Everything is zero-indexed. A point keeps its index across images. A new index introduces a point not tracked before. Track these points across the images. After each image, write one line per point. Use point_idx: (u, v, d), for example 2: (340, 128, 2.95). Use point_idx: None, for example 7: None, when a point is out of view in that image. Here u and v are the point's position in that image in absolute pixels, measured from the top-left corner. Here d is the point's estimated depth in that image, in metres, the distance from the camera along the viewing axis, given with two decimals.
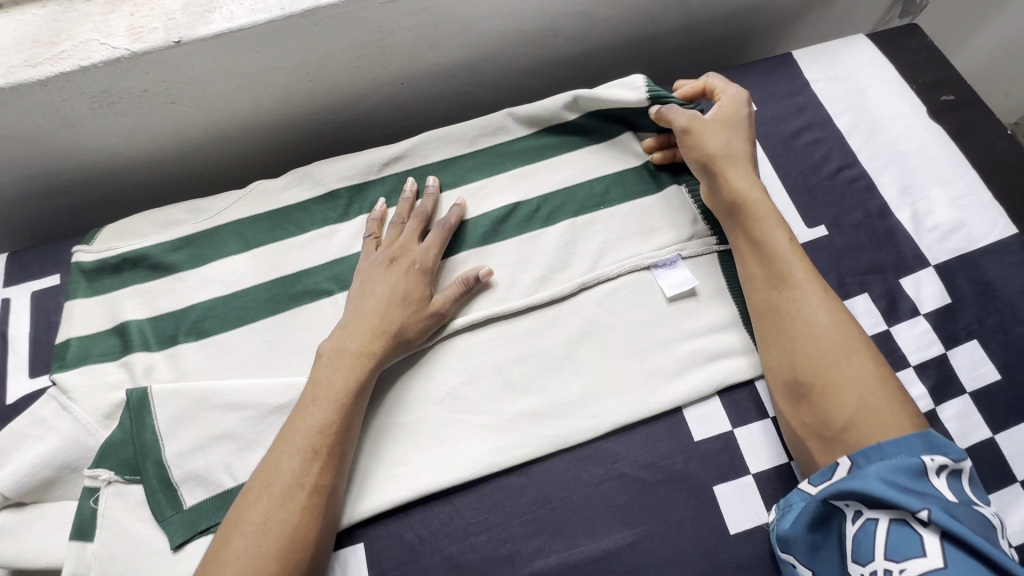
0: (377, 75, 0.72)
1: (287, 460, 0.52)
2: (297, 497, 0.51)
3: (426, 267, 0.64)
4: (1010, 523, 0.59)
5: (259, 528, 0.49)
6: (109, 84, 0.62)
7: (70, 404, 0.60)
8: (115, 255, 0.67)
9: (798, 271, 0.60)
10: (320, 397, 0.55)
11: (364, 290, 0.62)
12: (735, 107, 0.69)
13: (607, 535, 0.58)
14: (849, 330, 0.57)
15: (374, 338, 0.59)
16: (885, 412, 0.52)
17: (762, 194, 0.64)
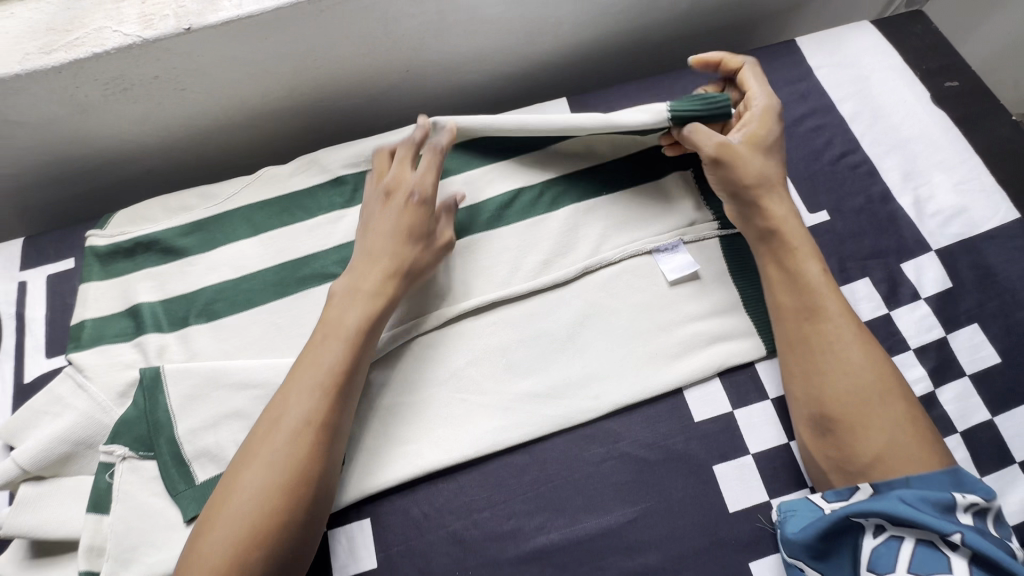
0: (383, 63, 0.73)
1: (296, 396, 0.53)
2: (305, 435, 0.52)
3: (425, 199, 0.63)
4: (1008, 503, 0.60)
5: (268, 459, 0.51)
6: (122, 71, 0.64)
7: (85, 383, 0.61)
8: (127, 240, 0.69)
9: (831, 304, 0.59)
10: (329, 335, 0.57)
11: (366, 229, 0.63)
12: (765, 128, 0.66)
13: (608, 513, 0.59)
14: (881, 368, 0.57)
15: (381, 278, 0.60)
16: (913, 450, 0.53)
17: (796, 225, 0.63)
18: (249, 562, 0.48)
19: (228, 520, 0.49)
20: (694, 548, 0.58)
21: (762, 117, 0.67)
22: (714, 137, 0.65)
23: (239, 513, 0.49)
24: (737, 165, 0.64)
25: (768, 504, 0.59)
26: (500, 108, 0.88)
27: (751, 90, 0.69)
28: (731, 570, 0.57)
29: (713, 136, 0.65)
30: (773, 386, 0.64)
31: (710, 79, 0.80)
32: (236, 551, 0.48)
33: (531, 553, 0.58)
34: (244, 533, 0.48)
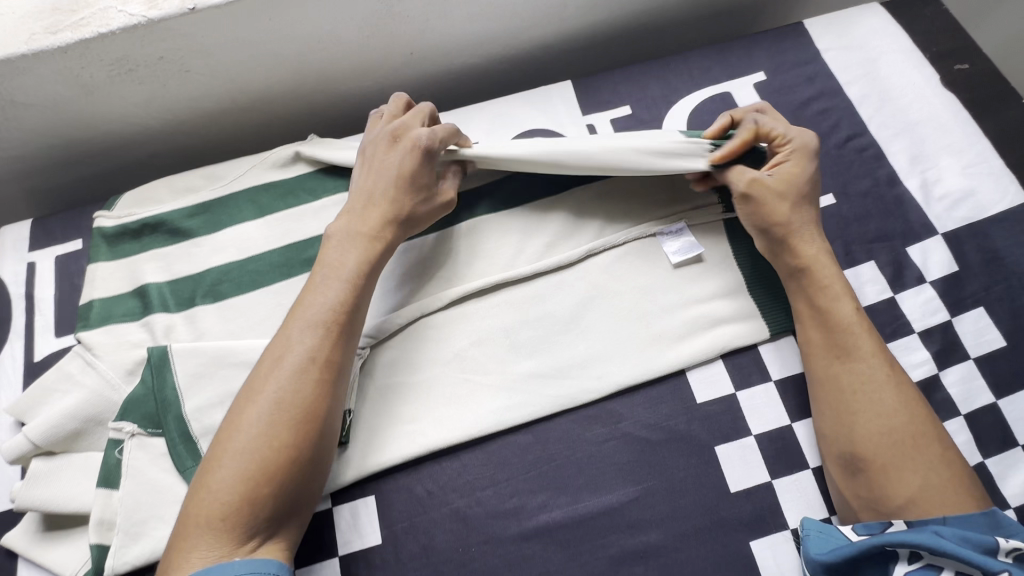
0: (388, 46, 0.73)
1: (298, 334, 0.54)
2: (309, 372, 0.53)
3: (430, 148, 0.62)
4: (1010, 485, 0.60)
5: (272, 396, 0.51)
6: (127, 51, 0.64)
7: (94, 360, 0.62)
8: (134, 221, 0.69)
9: (864, 343, 0.59)
10: (330, 275, 0.57)
11: (369, 170, 0.62)
12: (801, 165, 0.64)
13: (610, 492, 0.59)
14: (914, 409, 0.56)
15: (382, 221, 0.60)
16: (949, 492, 0.53)
17: (828, 262, 0.62)
18: (254, 501, 0.48)
19: (236, 457, 0.49)
20: (696, 527, 0.58)
21: (798, 154, 0.64)
22: (746, 174, 0.64)
23: (243, 448, 0.50)
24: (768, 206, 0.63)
25: (769, 484, 0.60)
26: (504, 92, 0.88)
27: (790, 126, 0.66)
28: (732, 548, 0.58)
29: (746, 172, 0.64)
30: (776, 368, 0.64)
31: (716, 62, 0.79)
32: (245, 486, 0.48)
33: (533, 531, 0.58)
34: (252, 469, 0.49)
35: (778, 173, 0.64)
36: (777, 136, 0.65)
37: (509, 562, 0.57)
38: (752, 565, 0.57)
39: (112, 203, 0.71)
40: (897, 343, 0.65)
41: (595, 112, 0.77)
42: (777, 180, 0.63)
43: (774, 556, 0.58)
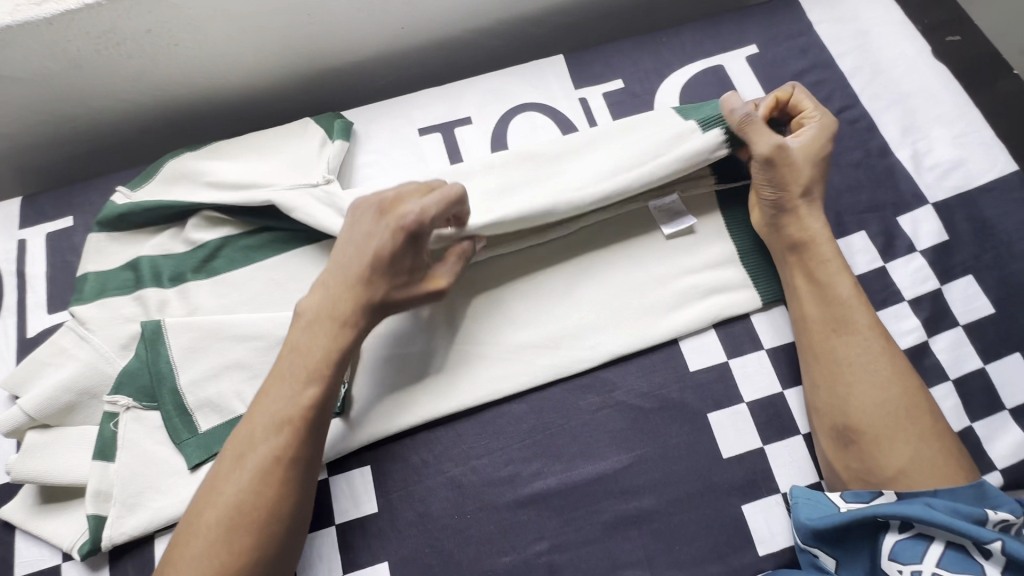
0: (379, 19, 0.72)
1: (261, 432, 0.53)
2: (272, 473, 0.52)
3: (417, 229, 0.54)
4: (996, 448, 0.61)
5: (231, 500, 0.51)
6: (114, 23, 0.63)
7: (88, 334, 0.62)
8: (157, 201, 0.67)
9: (860, 318, 0.60)
10: (297, 366, 0.54)
11: (351, 246, 0.56)
12: (824, 140, 0.64)
13: (604, 459, 0.60)
14: (908, 382, 0.57)
15: (354, 309, 0.55)
16: (937, 463, 0.54)
17: (830, 240, 0.63)
18: None
19: (195, 558, 0.49)
20: (689, 493, 0.59)
21: (823, 127, 0.64)
22: (772, 137, 0.62)
23: (203, 551, 0.49)
24: (787, 174, 0.63)
25: (761, 450, 0.61)
26: (495, 67, 0.87)
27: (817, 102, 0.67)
28: (724, 512, 0.59)
29: (772, 136, 0.62)
30: (768, 337, 0.64)
31: (708, 36, 0.79)
32: None
33: (528, 497, 0.59)
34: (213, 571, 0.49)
35: (806, 140, 0.64)
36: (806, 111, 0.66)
37: (505, 529, 0.58)
38: (743, 528, 0.58)
39: (138, 181, 0.69)
40: (887, 311, 0.65)
41: (587, 86, 0.76)
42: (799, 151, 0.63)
43: (766, 519, 0.58)
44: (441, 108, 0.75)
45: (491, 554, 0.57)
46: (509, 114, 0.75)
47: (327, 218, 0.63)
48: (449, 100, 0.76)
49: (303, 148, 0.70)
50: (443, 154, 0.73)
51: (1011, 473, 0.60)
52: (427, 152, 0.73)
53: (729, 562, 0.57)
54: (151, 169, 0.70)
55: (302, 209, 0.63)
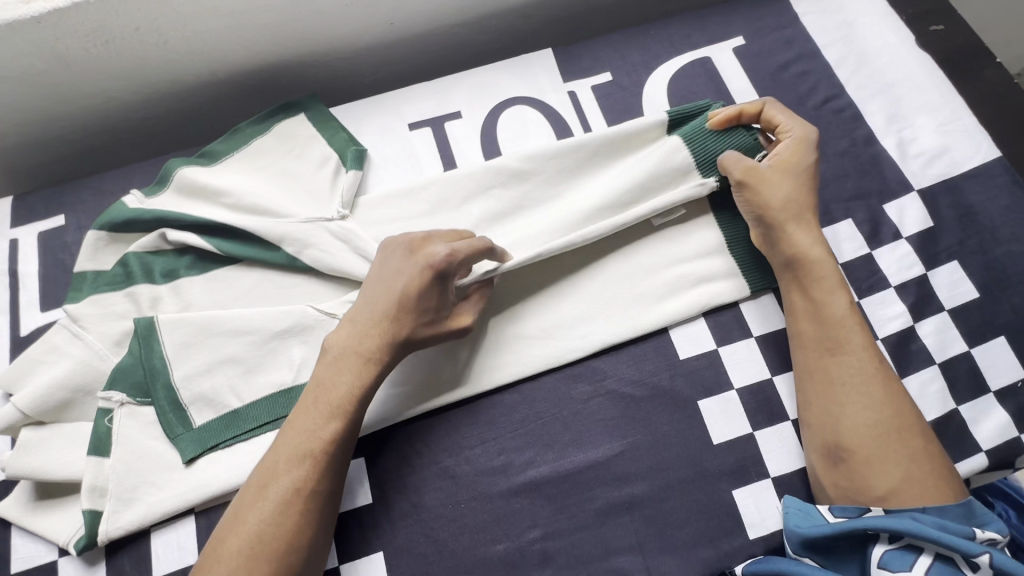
0: (366, 14, 0.72)
1: (284, 463, 0.53)
2: (294, 504, 0.52)
3: (445, 269, 0.56)
4: (981, 429, 0.62)
5: (253, 530, 0.51)
6: (103, 20, 0.63)
7: (81, 331, 0.62)
8: (166, 211, 0.66)
9: (854, 338, 0.58)
10: (321, 401, 0.55)
11: (379, 285, 0.58)
12: (802, 155, 0.64)
13: (596, 447, 0.61)
14: (900, 402, 0.56)
15: (382, 345, 0.56)
16: (929, 484, 0.54)
17: (826, 258, 0.61)
18: None
19: None
20: (680, 479, 0.60)
21: (794, 141, 0.64)
22: (742, 160, 0.64)
23: None
24: (763, 193, 0.63)
25: (751, 435, 0.61)
26: (485, 60, 0.88)
27: (792, 114, 0.67)
28: (715, 497, 0.59)
29: (739, 159, 0.64)
30: (756, 324, 0.65)
31: (695, 28, 0.79)
32: None
33: (521, 486, 0.59)
34: None
35: (779, 158, 0.64)
36: (778, 125, 0.66)
37: (498, 518, 0.59)
38: (733, 513, 0.59)
39: (154, 187, 0.68)
40: (874, 297, 0.66)
41: (576, 79, 0.77)
42: (770, 167, 0.64)
43: (755, 503, 0.59)
44: (431, 102, 0.76)
45: (485, 543, 0.58)
46: (499, 108, 0.76)
47: (341, 258, 0.64)
48: (438, 94, 0.76)
49: (317, 174, 0.69)
50: (433, 149, 0.74)
51: (995, 454, 0.61)
52: (418, 147, 0.74)
53: (721, 545, 0.58)
54: (165, 175, 0.68)
55: (317, 246, 0.64)
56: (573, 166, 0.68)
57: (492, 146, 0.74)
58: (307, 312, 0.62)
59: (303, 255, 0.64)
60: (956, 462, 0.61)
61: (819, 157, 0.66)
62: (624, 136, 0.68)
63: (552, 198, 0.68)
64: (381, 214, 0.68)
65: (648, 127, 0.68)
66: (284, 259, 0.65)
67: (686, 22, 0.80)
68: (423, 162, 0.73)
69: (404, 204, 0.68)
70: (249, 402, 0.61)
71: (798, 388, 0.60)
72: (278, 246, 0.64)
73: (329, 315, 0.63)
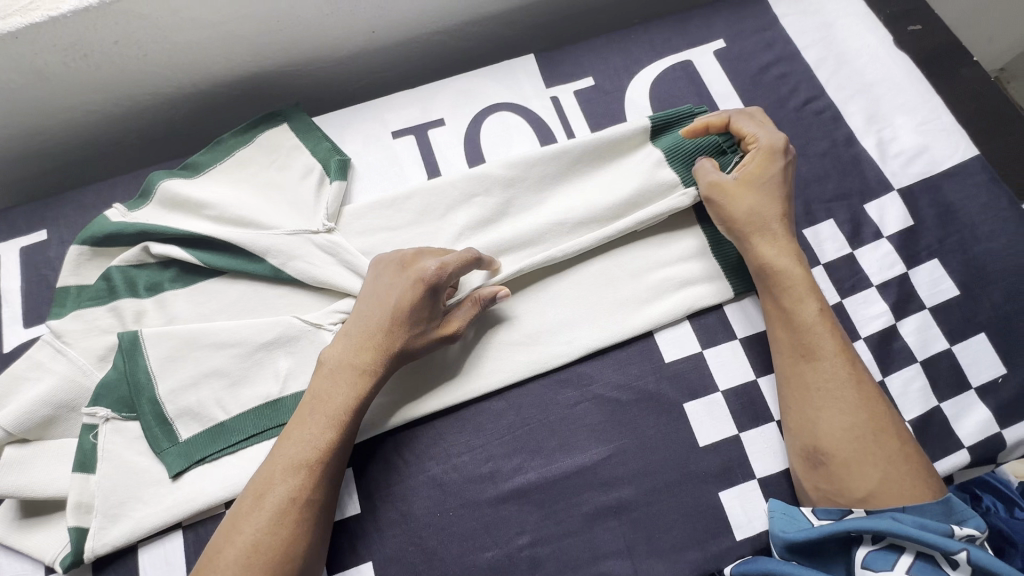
0: (346, 23, 0.72)
1: (279, 473, 0.53)
2: (289, 513, 0.52)
3: (437, 283, 0.56)
4: (963, 426, 0.63)
5: (249, 540, 0.50)
6: (81, 35, 0.63)
7: (64, 347, 0.62)
8: (149, 224, 0.65)
9: (827, 344, 0.58)
10: (317, 412, 0.55)
11: (371, 300, 0.58)
12: (766, 165, 0.63)
13: (583, 451, 0.61)
14: (875, 405, 0.56)
15: (376, 358, 0.56)
16: (907, 483, 0.54)
17: (798, 263, 0.61)
18: None
19: None
20: (667, 482, 0.60)
21: (759, 151, 0.64)
22: (708, 175, 0.64)
23: None
24: (725, 208, 0.63)
25: (737, 437, 0.62)
26: (468, 65, 0.88)
27: (762, 121, 0.66)
28: (702, 499, 0.60)
29: (707, 174, 0.64)
30: (740, 326, 0.65)
31: (676, 31, 0.80)
32: None
33: (509, 493, 0.60)
34: None
35: (745, 169, 0.64)
36: (746, 136, 0.65)
37: (487, 524, 0.59)
38: (720, 515, 0.59)
39: (137, 201, 0.68)
40: (856, 296, 0.67)
41: (558, 85, 0.77)
42: (735, 181, 0.63)
43: (742, 504, 0.60)
44: (414, 109, 0.76)
45: (473, 550, 0.58)
46: (482, 114, 0.76)
47: (326, 270, 0.64)
48: (421, 102, 0.76)
49: (302, 185, 0.69)
50: (417, 157, 0.74)
51: (977, 450, 0.62)
52: (402, 155, 0.74)
53: (709, 547, 0.58)
54: (147, 188, 0.68)
55: (302, 258, 0.64)
56: (556, 173, 0.68)
57: (475, 153, 0.74)
58: (292, 323, 0.62)
59: (287, 267, 0.64)
60: (939, 459, 0.62)
61: (789, 164, 0.64)
62: (608, 144, 0.68)
63: (537, 205, 0.68)
64: (364, 223, 0.68)
65: (634, 137, 0.68)
66: (267, 271, 0.64)
67: (667, 25, 0.80)
68: (407, 170, 0.73)
69: (388, 213, 0.68)
70: (235, 414, 0.61)
71: (779, 392, 0.61)
72: (261, 258, 0.64)
73: (314, 325, 0.63)
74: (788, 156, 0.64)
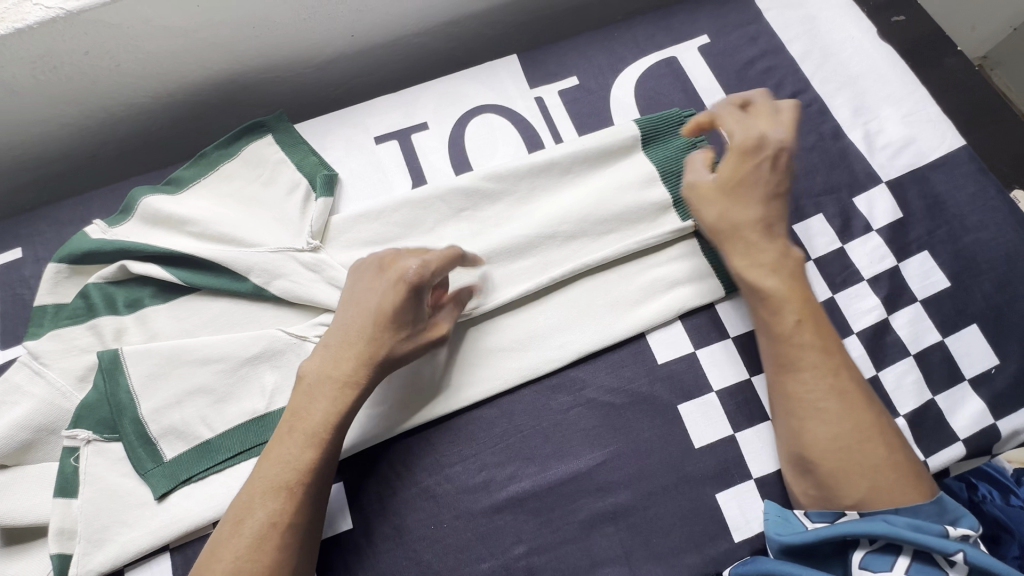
0: (323, 27, 0.71)
1: (260, 496, 0.51)
2: (270, 538, 0.50)
3: (418, 282, 0.55)
4: (957, 419, 0.63)
5: (228, 568, 0.49)
6: (49, 46, 0.61)
7: (42, 369, 0.60)
8: (128, 241, 0.64)
9: (806, 355, 0.56)
10: (296, 430, 0.53)
11: (351, 306, 0.56)
12: (744, 163, 0.60)
13: (577, 457, 0.60)
14: (859, 415, 0.54)
15: (359, 368, 0.55)
16: (894, 491, 0.53)
17: (779, 269, 0.59)
18: None
19: None
20: (663, 485, 0.59)
21: (732, 151, 0.61)
22: (693, 175, 0.63)
23: None
24: (700, 211, 0.62)
25: (733, 437, 0.61)
26: (449, 68, 0.87)
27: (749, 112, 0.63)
28: (699, 502, 0.59)
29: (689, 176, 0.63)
30: (733, 324, 0.65)
31: (659, 28, 0.79)
32: None
33: (503, 502, 0.59)
34: None
35: (723, 168, 0.61)
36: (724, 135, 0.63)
37: (481, 535, 0.58)
38: (718, 517, 0.59)
39: (118, 217, 0.66)
40: (848, 291, 0.66)
41: (542, 84, 0.76)
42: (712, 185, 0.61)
43: (740, 505, 0.59)
44: (395, 114, 0.75)
45: (469, 562, 0.57)
46: (465, 117, 0.75)
47: (312, 289, 0.63)
48: (403, 106, 0.75)
49: (287, 201, 0.68)
50: (401, 162, 0.72)
51: (972, 442, 0.62)
52: (385, 161, 0.72)
53: (707, 551, 0.58)
54: (128, 205, 0.66)
55: (286, 277, 0.63)
56: (542, 175, 0.67)
57: (461, 157, 0.73)
58: (278, 337, 0.61)
59: (271, 286, 0.63)
60: (935, 452, 0.61)
61: (772, 159, 0.61)
62: (598, 151, 0.67)
63: (524, 208, 0.67)
64: (349, 232, 0.66)
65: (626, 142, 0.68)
66: (250, 289, 0.63)
67: (650, 21, 0.79)
68: (391, 177, 0.72)
69: (373, 221, 0.67)
70: (221, 432, 0.59)
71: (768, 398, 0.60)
72: (244, 277, 0.63)
73: (299, 337, 0.62)
74: (765, 150, 0.61)
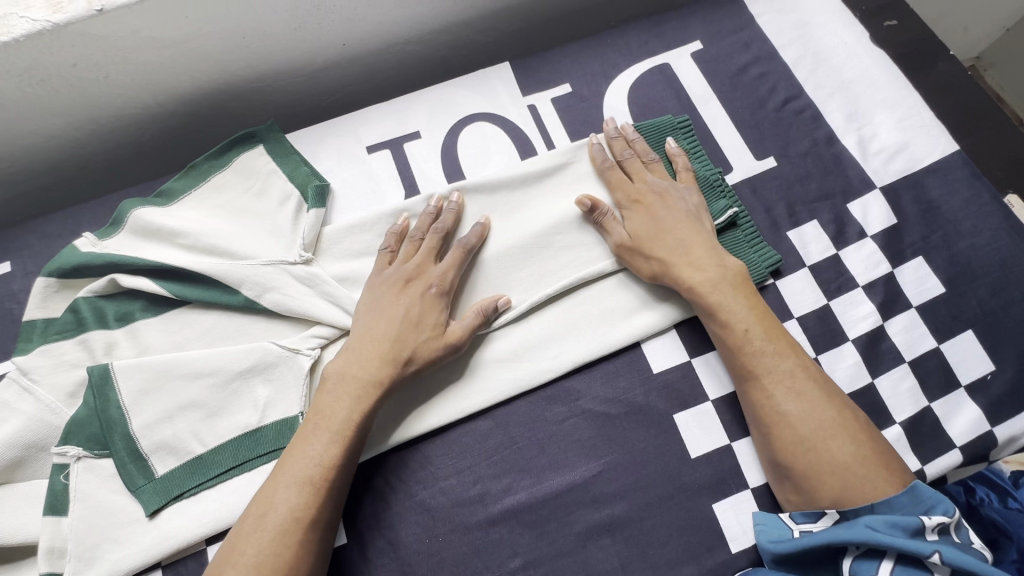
0: (314, 36, 0.70)
1: (283, 490, 0.51)
2: (291, 533, 0.50)
3: (444, 288, 0.60)
4: (953, 426, 0.62)
5: (251, 562, 0.48)
6: (35, 59, 0.61)
7: (31, 385, 0.60)
8: (118, 255, 0.63)
9: (761, 360, 0.57)
10: (322, 427, 0.54)
11: (376, 310, 0.59)
12: (645, 209, 0.64)
13: (572, 469, 0.60)
14: (819, 414, 0.55)
15: (386, 372, 0.56)
16: (867, 484, 0.53)
17: (720, 283, 0.60)
18: None
19: None
20: (660, 496, 0.59)
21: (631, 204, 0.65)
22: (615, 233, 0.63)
23: None
24: (633, 265, 0.63)
25: (729, 447, 0.61)
26: (441, 76, 0.86)
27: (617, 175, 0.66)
28: (696, 512, 0.59)
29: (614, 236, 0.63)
30: None
31: (652, 34, 0.79)
32: None
33: (499, 515, 0.58)
34: None
35: (628, 222, 0.64)
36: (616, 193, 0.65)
37: (477, 549, 0.57)
38: (715, 528, 0.58)
39: (108, 230, 0.66)
40: (843, 298, 0.66)
41: (536, 92, 0.76)
42: (635, 229, 0.63)
43: (736, 516, 0.59)
44: (388, 122, 0.74)
45: None
46: (458, 126, 0.74)
47: (304, 301, 0.62)
48: (395, 115, 0.75)
49: (279, 213, 0.67)
50: (394, 172, 0.72)
51: (969, 449, 0.61)
52: (377, 170, 0.72)
53: (704, 562, 0.57)
54: (119, 217, 0.66)
55: (278, 290, 0.62)
56: (536, 185, 0.67)
57: (453, 166, 0.72)
58: (271, 350, 0.60)
59: (263, 299, 0.62)
60: (931, 460, 0.61)
61: (671, 196, 0.65)
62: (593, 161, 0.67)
63: (519, 216, 0.66)
64: (342, 245, 0.66)
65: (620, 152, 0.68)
66: (242, 302, 0.62)
67: (644, 27, 0.79)
68: (384, 187, 0.71)
69: (366, 232, 0.66)
70: (213, 446, 0.59)
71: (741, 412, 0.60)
72: (236, 289, 0.62)
73: (292, 350, 0.61)
74: (662, 194, 0.65)
